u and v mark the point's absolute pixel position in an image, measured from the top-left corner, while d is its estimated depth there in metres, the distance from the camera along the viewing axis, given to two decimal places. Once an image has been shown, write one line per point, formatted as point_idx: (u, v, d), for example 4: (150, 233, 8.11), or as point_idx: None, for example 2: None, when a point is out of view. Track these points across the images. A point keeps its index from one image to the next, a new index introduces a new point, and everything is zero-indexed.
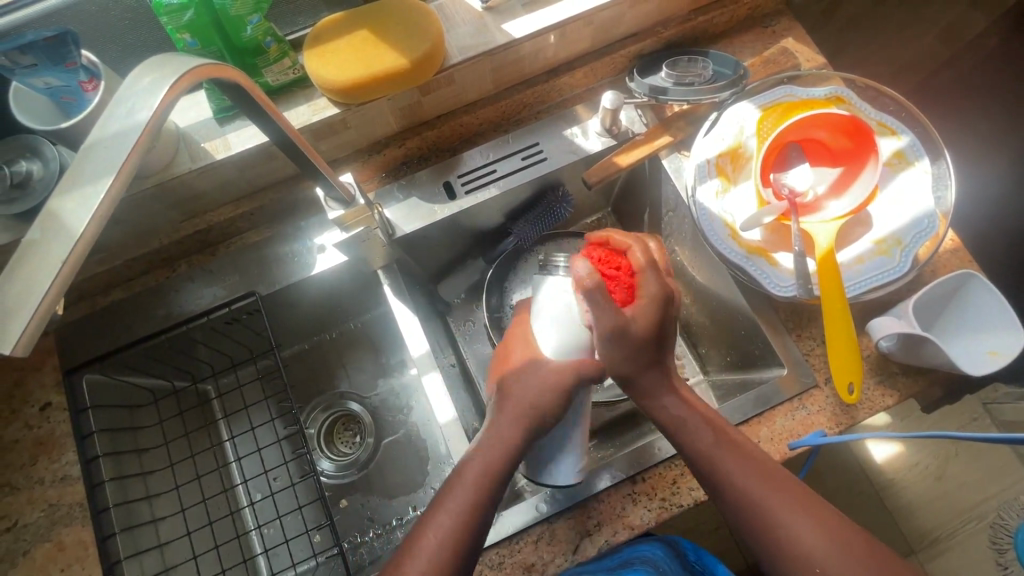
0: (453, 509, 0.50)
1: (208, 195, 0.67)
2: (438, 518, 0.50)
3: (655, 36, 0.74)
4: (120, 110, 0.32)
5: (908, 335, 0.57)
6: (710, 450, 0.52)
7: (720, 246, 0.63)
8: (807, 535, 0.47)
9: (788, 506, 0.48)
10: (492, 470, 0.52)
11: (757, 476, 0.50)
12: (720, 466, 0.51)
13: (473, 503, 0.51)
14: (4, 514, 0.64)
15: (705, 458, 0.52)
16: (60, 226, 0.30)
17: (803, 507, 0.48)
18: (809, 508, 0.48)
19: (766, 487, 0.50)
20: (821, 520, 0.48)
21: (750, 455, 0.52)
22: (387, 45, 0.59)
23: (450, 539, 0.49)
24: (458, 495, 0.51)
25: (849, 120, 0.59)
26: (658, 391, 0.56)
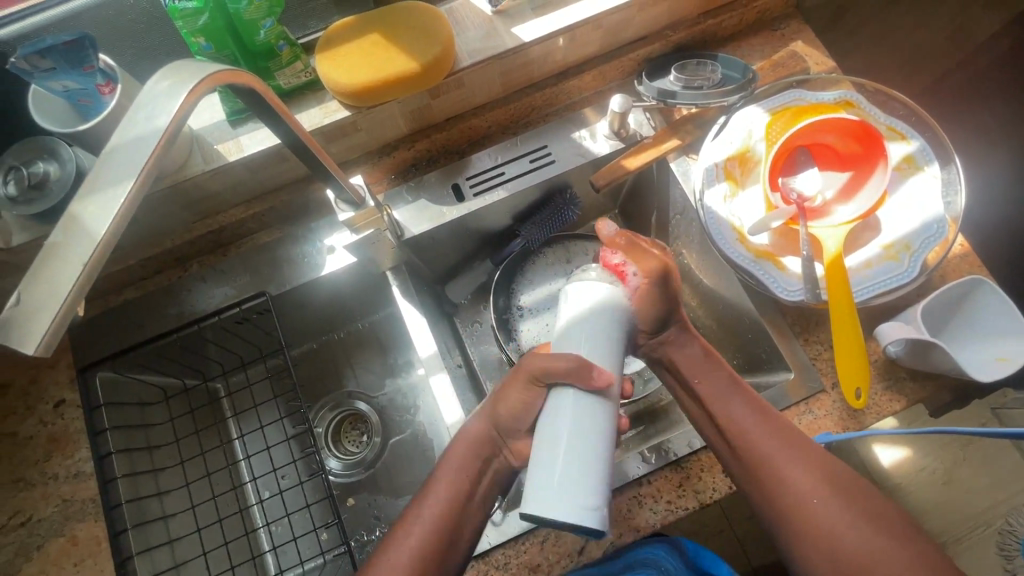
0: (431, 509, 0.53)
1: (220, 196, 0.68)
2: (417, 516, 0.53)
3: (663, 39, 0.74)
4: (139, 116, 0.33)
5: (916, 341, 0.57)
6: (719, 394, 0.56)
7: (728, 249, 0.63)
8: (799, 471, 0.50)
9: (785, 443, 0.52)
10: (467, 473, 0.55)
11: (761, 418, 0.54)
12: (726, 406, 0.55)
13: (451, 503, 0.53)
14: (19, 509, 0.65)
15: (713, 401, 0.56)
16: (81, 229, 0.31)
17: (797, 448, 0.52)
18: (803, 449, 0.52)
19: (766, 426, 0.53)
20: (816, 461, 0.51)
21: (754, 399, 0.55)
22: (398, 49, 0.60)
23: (431, 533, 0.51)
24: (436, 493, 0.54)
25: (859, 124, 0.59)
26: (678, 339, 0.61)
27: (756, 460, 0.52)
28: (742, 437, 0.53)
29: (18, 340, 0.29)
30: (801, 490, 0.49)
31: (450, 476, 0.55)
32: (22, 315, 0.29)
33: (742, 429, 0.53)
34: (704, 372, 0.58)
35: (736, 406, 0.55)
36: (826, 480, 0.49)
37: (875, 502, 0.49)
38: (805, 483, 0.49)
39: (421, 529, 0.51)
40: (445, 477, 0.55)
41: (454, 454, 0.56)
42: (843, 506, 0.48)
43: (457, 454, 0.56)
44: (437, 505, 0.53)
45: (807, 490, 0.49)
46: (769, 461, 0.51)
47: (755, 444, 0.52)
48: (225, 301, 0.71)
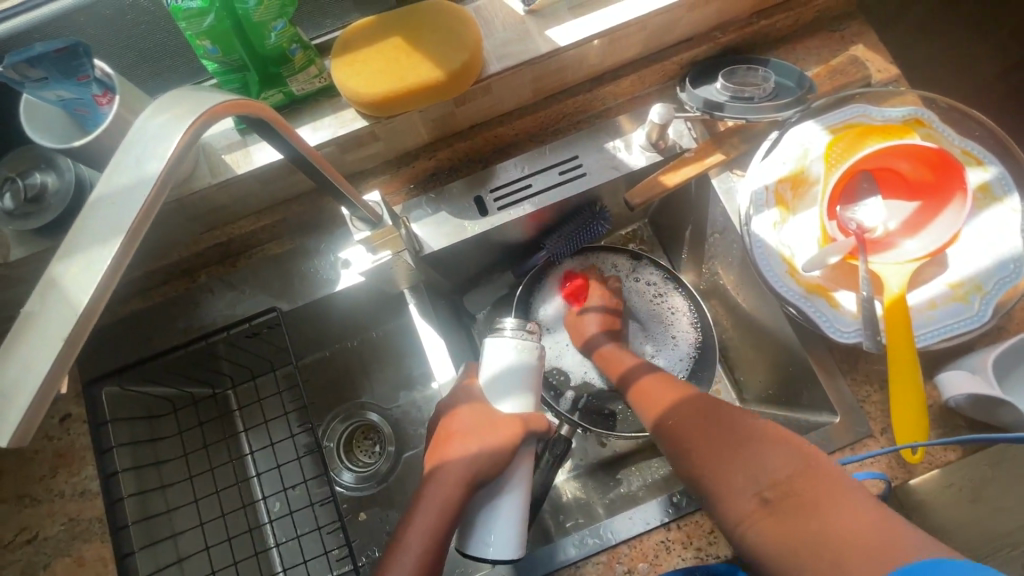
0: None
1: (229, 208, 0.64)
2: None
3: (710, 42, 0.67)
4: (130, 159, 0.29)
5: (985, 396, 0.52)
6: (649, 387, 0.63)
7: (777, 283, 0.57)
8: (685, 418, 0.55)
9: (680, 402, 0.58)
10: (437, 537, 0.49)
11: (668, 389, 0.61)
12: (649, 393, 0.62)
13: (423, 569, 0.48)
14: (25, 526, 0.64)
15: (642, 396, 0.63)
16: (61, 294, 0.27)
17: (692, 404, 0.56)
18: (691, 399, 0.57)
19: (674, 397, 0.59)
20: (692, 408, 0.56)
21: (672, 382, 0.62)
22: (421, 55, 0.54)
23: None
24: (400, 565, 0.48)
25: (933, 150, 0.53)
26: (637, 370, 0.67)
27: (660, 424, 0.58)
28: (654, 410, 0.60)
29: None
30: (683, 428, 0.55)
31: (408, 547, 0.49)
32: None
33: (656, 402, 0.60)
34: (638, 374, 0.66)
35: (656, 389, 0.62)
36: (706, 417, 0.54)
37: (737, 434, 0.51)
38: (683, 422, 0.55)
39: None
40: (413, 541, 0.49)
41: (417, 514, 0.50)
42: (712, 431, 0.52)
43: (423, 516, 0.50)
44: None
45: (690, 429, 0.54)
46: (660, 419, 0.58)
47: (659, 410, 0.59)
48: (234, 315, 0.68)
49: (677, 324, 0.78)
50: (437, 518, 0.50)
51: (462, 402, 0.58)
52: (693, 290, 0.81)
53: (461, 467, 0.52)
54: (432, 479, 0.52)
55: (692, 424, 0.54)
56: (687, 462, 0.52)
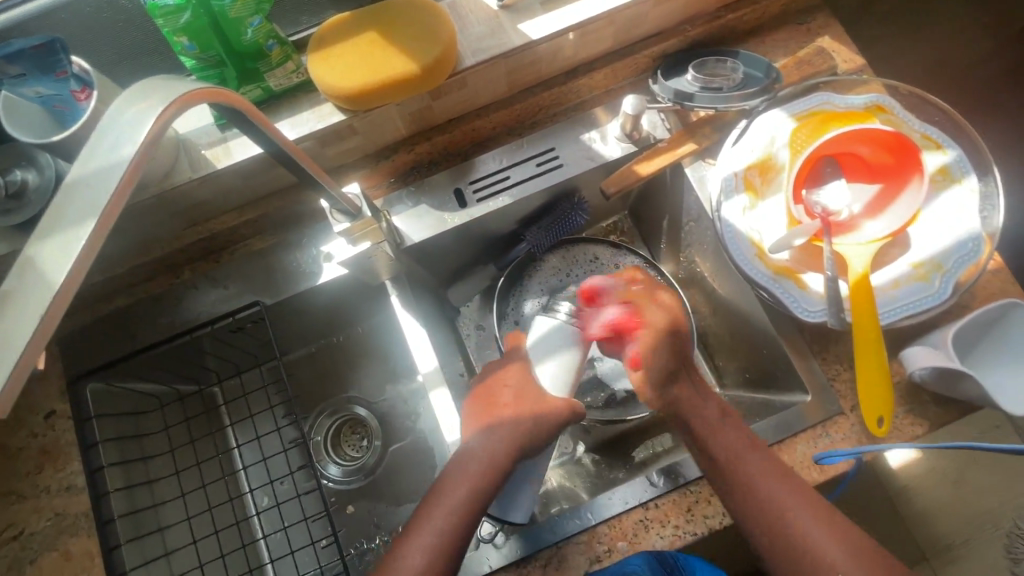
0: (435, 530, 0.53)
1: (210, 203, 0.65)
2: (421, 539, 0.52)
3: (680, 35, 0.69)
4: (103, 145, 0.30)
5: (945, 369, 0.53)
6: (740, 459, 0.55)
7: (746, 266, 0.59)
8: (810, 525, 0.50)
9: (792, 494, 0.52)
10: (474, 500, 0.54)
11: (764, 465, 0.54)
12: (743, 467, 0.54)
13: (457, 524, 0.53)
14: (11, 522, 0.64)
15: (729, 467, 0.55)
16: (38, 274, 0.28)
17: (804, 503, 0.52)
18: (799, 492, 0.52)
19: (775, 481, 0.53)
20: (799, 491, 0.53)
21: (764, 452, 0.55)
22: (396, 49, 0.55)
23: (438, 562, 0.51)
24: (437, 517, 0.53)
25: (892, 135, 0.55)
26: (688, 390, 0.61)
27: (766, 516, 0.52)
28: (752, 495, 0.53)
29: None
30: (798, 532, 0.51)
31: (450, 502, 0.54)
32: None
33: (755, 486, 0.53)
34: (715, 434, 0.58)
35: (752, 465, 0.54)
36: (824, 523, 0.51)
37: (863, 541, 0.50)
38: (798, 519, 0.51)
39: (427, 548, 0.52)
40: (452, 498, 0.54)
41: (460, 476, 0.56)
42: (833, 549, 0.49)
43: (461, 480, 0.55)
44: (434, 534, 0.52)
45: (821, 544, 0.50)
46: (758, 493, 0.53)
47: (758, 495, 0.53)
48: (219, 310, 0.69)
49: None
50: (476, 480, 0.55)
51: (515, 361, 0.64)
52: (672, 279, 0.83)
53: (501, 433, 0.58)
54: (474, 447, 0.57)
55: (821, 537, 0.50)
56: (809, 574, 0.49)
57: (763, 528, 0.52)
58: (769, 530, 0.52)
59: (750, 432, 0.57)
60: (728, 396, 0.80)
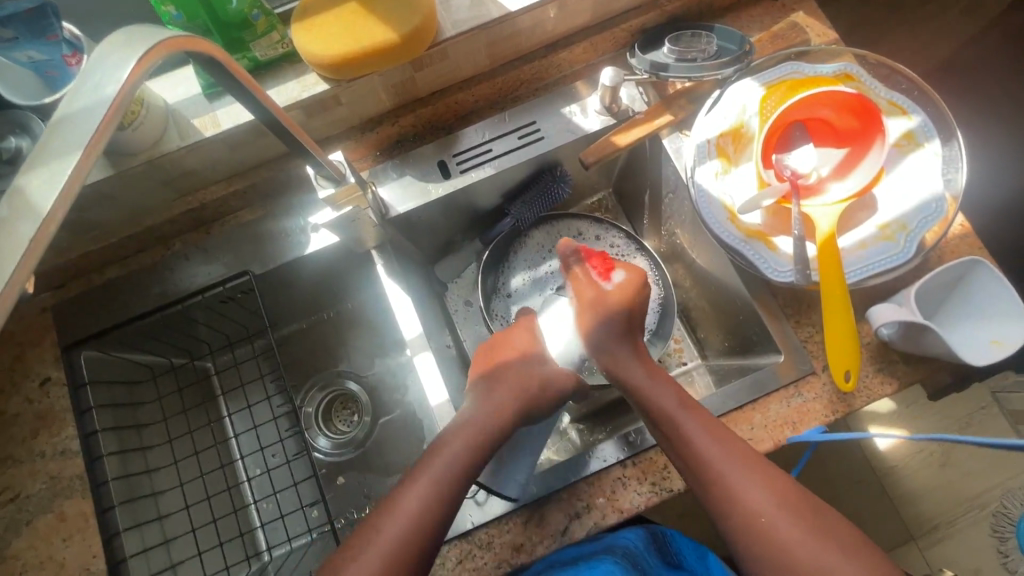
0: (425, 492, 0.52)
1: (200, 173, 0.66)
2: (411, 499, 0.52)
3: (657, 9, 0.71)
4: (87, 85, 0.32)
5: (910, 324, 0.55)
6: (683, 424, 0.55)
7: (718, 229, 0.61)
8: (742, 483, 0.51)
9: (734, 454, 0.53)
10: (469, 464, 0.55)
11: (704, 430, 0.55)
12: (683, 430, 0.55)
13: (444, 488, 0.53)
14: (7, 485, 0.66)
15: (672, 431, 0.55)
16: (26, 203, 0.30)
17: (744, 462, 0.52)
18: (740, 452, 0.53)
19: (718, 443, 0.54)
20: (732, 449, 0.53)
21: (700, 412, 0.56)
22: (376, 20, 0.57)
23: (425, 522, 0.51)
24: (428, 479, 0.53)
25: (856, 98, 0.57)
26: (625, 359, 0.62)
27: (711, 478, 0.52)
28: (696, 456, 0.53)
29: None
30: (739, 489, 0.51)
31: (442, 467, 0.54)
32: None
33: (692, 445, 0.54)
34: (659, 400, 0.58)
35: (695, 430, 0.54)
36: (763, 483, 0.51)
37: (802, 501, 0.50)
38: (732, 478, 0.51)
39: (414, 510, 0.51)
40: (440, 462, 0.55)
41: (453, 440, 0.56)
42: (774, 505, 0.50)
43: (456, 443, 0.56)
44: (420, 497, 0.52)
45: (760, 509, 0.50)
46: (695, 453, 0.53)
47: (703, 457, 0.53)
48: (210, 280, 0.70)
49: None
50: (469, 445, 0.56)
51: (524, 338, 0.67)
52: (655, 253, 0.84)
53: (504, 399, 0.60)
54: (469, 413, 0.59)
55: (758, 498, 0.50)
56: (744, 534, 0.50)
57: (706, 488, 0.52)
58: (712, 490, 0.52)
59: (689, 397, 0.58)
60: (710, 365, 0.82)
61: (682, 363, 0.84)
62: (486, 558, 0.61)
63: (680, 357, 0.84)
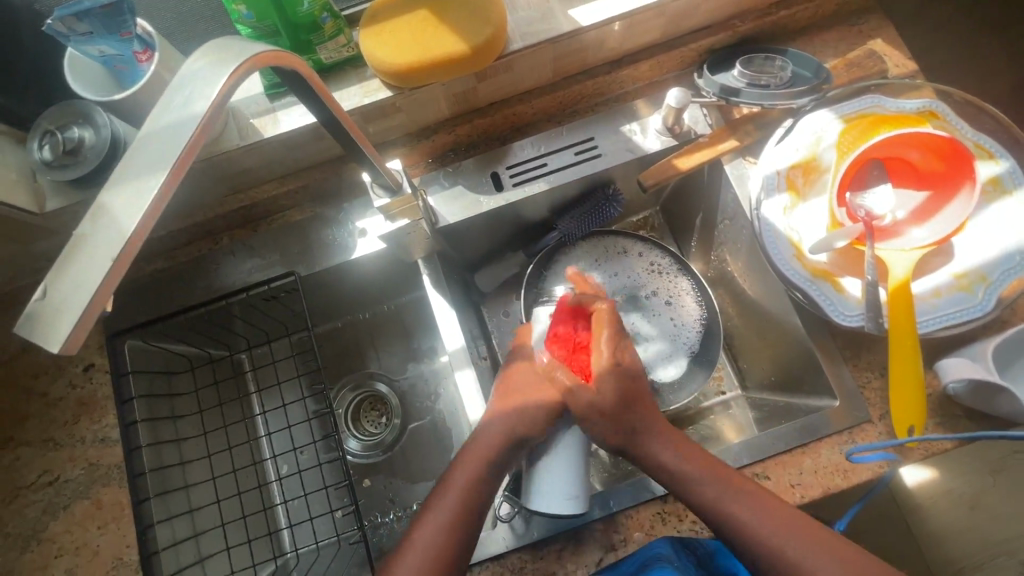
0: (440, 516, 0.53)
1: (254, 171, 0.66)
2: (425, 524, 0.53)
3: (730, 30, 0.68)
4: (177, 99, 0.31)
5: (984, 382, 0.53)
6: (696, 480, 0.54)
7: (784, 267, 0.59)
8: (752, 519, 0.51)
9: (760, 510, 0.51)
10: (478, 488, 0.55)
11: (717, 481, 0.53)
12: (682, 476, 0.55)
13: (462, 514, 0.53)
14: (48, 468, 0.67)
15: (684, 484, 0.54)
16: (111, 219, 0.29)
17: (750, 499, 0.52)
18: (766, 504, 0.51)
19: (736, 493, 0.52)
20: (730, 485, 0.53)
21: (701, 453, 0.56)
22: (448, 29, 0.56)
23: (442, 551, 0.51)
24: (445, 504, 0.54)
25: (944, 140, 0.54)
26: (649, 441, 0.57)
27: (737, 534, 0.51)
28: (716, 511, 0.52)
29: (42, 337, 0.28)
30: (765, 539, 0.50)
31: (455, 487, 0.55)
32: (52, 309, 0.28)
33: (686, 481, 0.54)
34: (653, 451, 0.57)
35: (709, 484, 0.53)
36: (768, 516, 0.50)
37: (816, 529, 0.49)
38: (734, 513, 0.51)
39: (436, 536, 0.52)
40: (457, 484, 0.55)
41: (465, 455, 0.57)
42: (805, 547, 0.49)
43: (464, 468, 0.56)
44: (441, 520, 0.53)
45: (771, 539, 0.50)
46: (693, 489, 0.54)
47: (726, 515, 0.52)
48: (255, 278, 0.70)
49: (682, 304, 0.78)
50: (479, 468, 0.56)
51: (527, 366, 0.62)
52: (701, 276, 0.81)
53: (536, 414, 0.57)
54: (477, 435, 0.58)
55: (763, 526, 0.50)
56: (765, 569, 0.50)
57: (735, 543, 0.51)
58: (743, 546, 0.51)
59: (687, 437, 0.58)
60: (750, 398, 0.79)
61: (720, 393, 0.81)
62: None
63: (719, 387, 0.81)
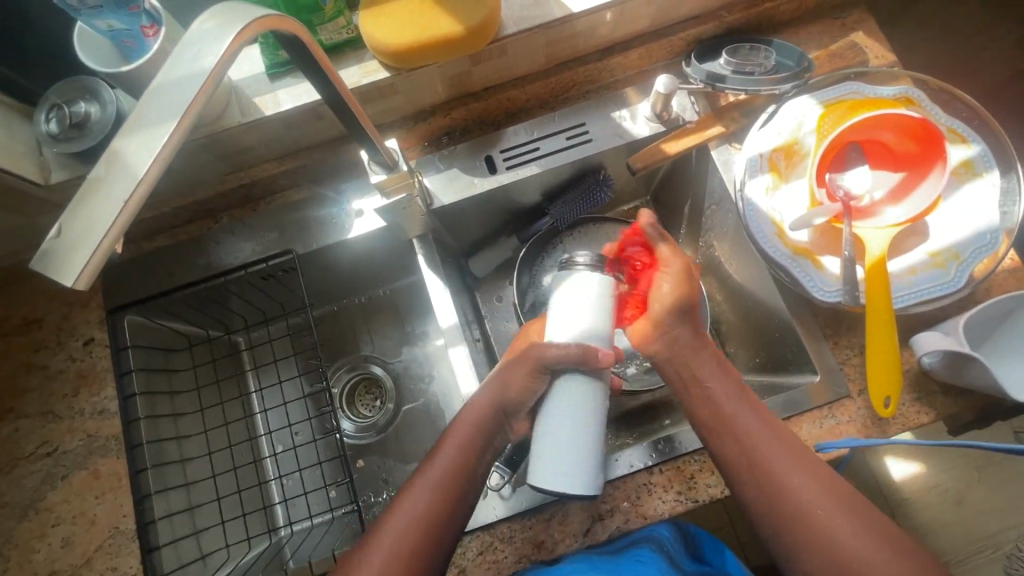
0: (418, 498, 0.53)
1: (254, 150, 0.68)
2: (404, 507, 0.53)
3: (716, 20, 0.71)
4: (186, 56, 0.33)
5: (955, 354, 0.55)
6: (766, 448, 0.52)
7: (765, 244, 0.61)
8: (785, 463, 0.51)
9: (792, 456, 0.52)
10: (467, 453, 0.56)
11: (785, 451, 0.52)
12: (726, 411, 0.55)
13: (440, 495, 0.54)
14: (47, 439, 0.68)
15: (750, 449, 0.53)
16: (123, 164, 0.31)
17: (787, 447, 0.52)
18: (801, 455, 0.52)
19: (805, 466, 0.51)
20: (769, 426, 0.54)
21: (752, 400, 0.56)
22: (444, 12, 0.59)
23: (419, 527, 0.52)
24: (425, 485, 0.54)
25: (918, 122, 0.56)
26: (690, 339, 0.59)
27: (782, 504, 0.50)
28: (770, 478, 0.51)
29: (57, 271, 0.29)
30: (790, 483, 0.50)
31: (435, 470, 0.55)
32: (65, 247, 0.30)
33: (727, 418, 0.55)
34: (734, 415, 0.55)
35: (775, 454, 0.52)
36: (801, 464, 0.51)
37: (841, 484, 0.50)
38: (769, 455, 0.52)
39: (425, 498, 0.53)
40: (439, 467, 0.55)
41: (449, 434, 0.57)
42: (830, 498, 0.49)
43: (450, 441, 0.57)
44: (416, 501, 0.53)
45: (795, 485, 0.50)
46: (732, 424, 0.55)
47: (781, 483, 0.50)
48: (252, 256, 0.72)
49: None
50: (465, 442, 0.56)
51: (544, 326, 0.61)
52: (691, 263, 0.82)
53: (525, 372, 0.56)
54: (460, 419, 0.58)
55: (793, 471, 0.51)
56: (779, 509, 0.50)
57: (770, 511, 0.50)
58: (778, 515, 0.50)
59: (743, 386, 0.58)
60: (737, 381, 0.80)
61: None
62: (507, 551, 0.61)
63: None
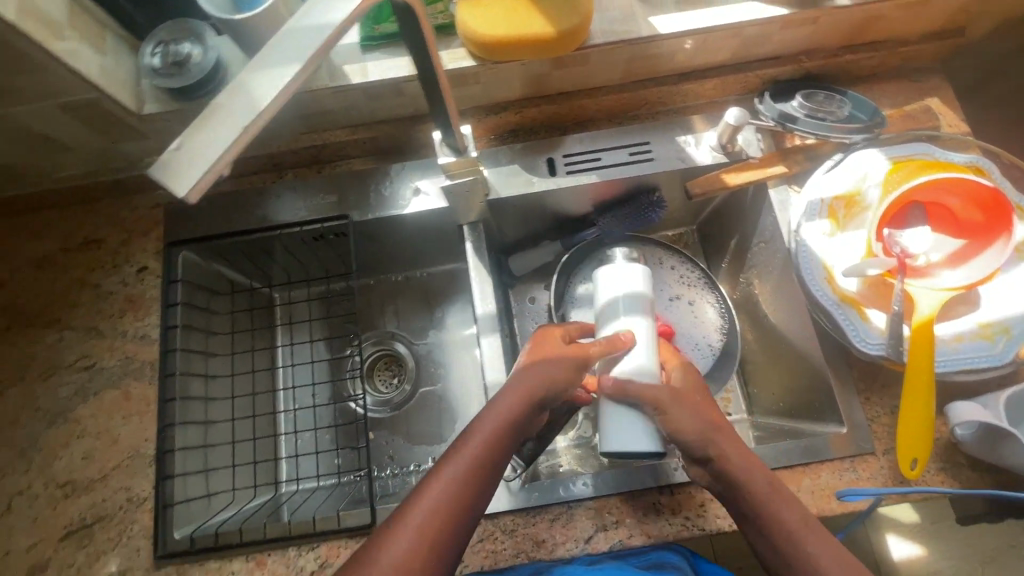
0: (436, 495, 0.48)
1: (331, 114, 0.71)
2: (430, 490, 0.48)
3: (795, 64, 0.72)
4: (316, 10, 0.35)
5: (992, 428, 0.54)
6: (773, 504, 0.51)
7: (814, 288, 0.61)
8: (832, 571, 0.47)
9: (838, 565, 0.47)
10: (495, 451, 0.51)
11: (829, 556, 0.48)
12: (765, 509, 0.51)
13: (461, 494, 0.48)
14: (88, 353, 0.71)
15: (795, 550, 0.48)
16: (245, 96, 0.33)
17: (829, 552, 0.48)
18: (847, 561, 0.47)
19: (816, 544, 0.48)
20: (812, 527, 0.49)
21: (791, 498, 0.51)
22: (537, 13, 0.61)
23: (441, 518, 0.47)
24: (455, 468, 0.49)
25: (989, 193, 0.56)
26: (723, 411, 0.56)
27: None
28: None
29: (172, 180, 0.31)
30: None
31: (472, 451, 0.51)
32: (182, 161, 0.32)
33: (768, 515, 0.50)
34: (774, 513, 0.50)
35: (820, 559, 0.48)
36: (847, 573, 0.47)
37: None
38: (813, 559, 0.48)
39: (443, 497, 0.48)
40: (470, 450, 0.51)
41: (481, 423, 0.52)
42: None
43: (478, 434, 0.52)
44: (448, 483, 0.48)
45: None
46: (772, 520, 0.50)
47: None
48: (309, 215, 0.74)
49: (702, 314, 0.79)
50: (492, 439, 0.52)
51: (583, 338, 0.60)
52: (727, 298, 0.82)
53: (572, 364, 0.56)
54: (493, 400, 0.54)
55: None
56: None
57: None
58: None
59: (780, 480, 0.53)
60: (755, 424, 0.78)
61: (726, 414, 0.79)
62: (506, 544, 0.62)
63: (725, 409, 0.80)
